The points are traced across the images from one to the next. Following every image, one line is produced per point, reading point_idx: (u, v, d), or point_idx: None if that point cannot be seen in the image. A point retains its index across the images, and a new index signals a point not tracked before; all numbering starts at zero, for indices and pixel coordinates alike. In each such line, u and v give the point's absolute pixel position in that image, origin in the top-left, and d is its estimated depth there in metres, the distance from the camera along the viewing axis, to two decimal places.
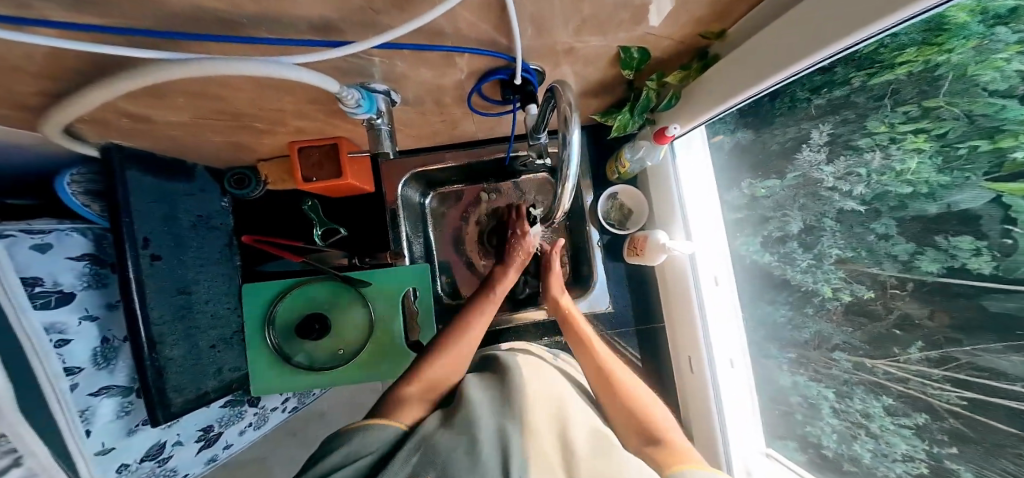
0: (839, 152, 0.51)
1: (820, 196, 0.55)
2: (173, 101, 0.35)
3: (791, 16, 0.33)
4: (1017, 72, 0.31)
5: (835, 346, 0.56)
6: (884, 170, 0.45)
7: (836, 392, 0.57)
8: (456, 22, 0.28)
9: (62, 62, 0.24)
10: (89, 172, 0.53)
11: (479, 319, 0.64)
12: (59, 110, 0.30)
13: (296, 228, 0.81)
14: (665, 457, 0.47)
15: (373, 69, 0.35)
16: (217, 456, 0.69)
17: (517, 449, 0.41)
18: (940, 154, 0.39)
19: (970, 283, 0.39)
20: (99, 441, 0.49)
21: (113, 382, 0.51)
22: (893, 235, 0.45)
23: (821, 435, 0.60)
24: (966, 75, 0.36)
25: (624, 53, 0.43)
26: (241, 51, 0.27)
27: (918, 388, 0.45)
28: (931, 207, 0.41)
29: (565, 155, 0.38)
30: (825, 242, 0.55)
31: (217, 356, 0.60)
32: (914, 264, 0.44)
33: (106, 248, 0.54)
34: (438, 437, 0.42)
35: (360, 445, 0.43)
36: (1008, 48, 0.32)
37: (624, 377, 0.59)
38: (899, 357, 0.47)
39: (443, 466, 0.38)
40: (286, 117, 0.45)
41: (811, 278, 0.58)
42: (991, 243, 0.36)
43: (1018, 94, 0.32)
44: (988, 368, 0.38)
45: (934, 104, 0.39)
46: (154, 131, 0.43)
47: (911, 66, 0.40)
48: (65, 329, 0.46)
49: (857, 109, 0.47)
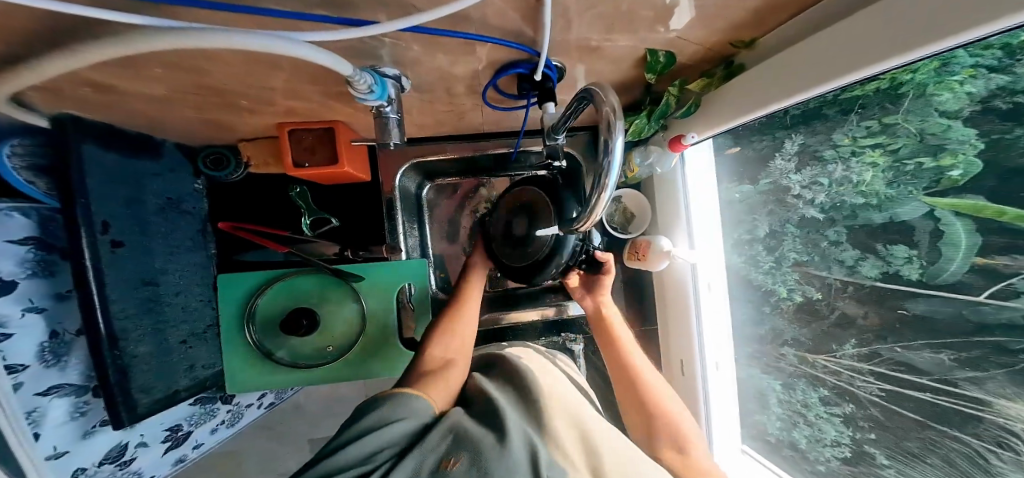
0: (807, 162, 0.53)
1: (787, 203, 0.58)
2: (148, 72, 0.30)
3: (842, 27, 0.30)
4: (966, 94, 0.34)
5: (784, 341, 0.61)
6: (844, 181, 0.48)
7: (782, 384, 0.62)
8: (485, 8, 0.26)
9: (12, 22, 0.19)
10: (32, 144, 0.43)
11: (471, 300, 0.65)
12: (5, 75, 0.24)
13: (280, 214, 0.75)
14: (683, 465, 0.50)
15: (384, 51, 0.32)
16: (186, 457, 0.65)
17: (544, 451, 0.40)
18: (893, 169, 0.42)
19: (902, 287, 0.43)
20: (50, 444, 0.44)
21: (65, 381, 0.46)
22: (842, 241, 0.49)
23: (768, 422, 0.66)
24: (925, 94, 0.37)
25: (650, 56, 0.42)
26: (239, 23, 0.24)
27: (846, 380, 0.51)
28: (878, 217, 0.45)
29: (602, 163, 0.34)
30: (786, 246, 0.59)
31: (189, 352, 0.56)
32: (857, 268, 0.48)
33: (53, 231, 0.47)
34: (468, 429, 0.42)
35: (390, 411, 0.42)
36: (962, 71, 0.32)
37: (649, 378, 0.61)
38: (835, 352, 0.52)
39: (474, 449, 0.38)
40: (279, 97, 0.41)
41: (770, 279, 0.62)
42: (921, 252, 0.40)
43: (963, 116, 0.35)
44: (905, 363, 0.44)
45: (892, 121, 0.41)
46: (122, 103, 0.37)
47: (879, 85, 0.39)
48: (4, 323, 0.40)
49: (828, 121, 0.48)
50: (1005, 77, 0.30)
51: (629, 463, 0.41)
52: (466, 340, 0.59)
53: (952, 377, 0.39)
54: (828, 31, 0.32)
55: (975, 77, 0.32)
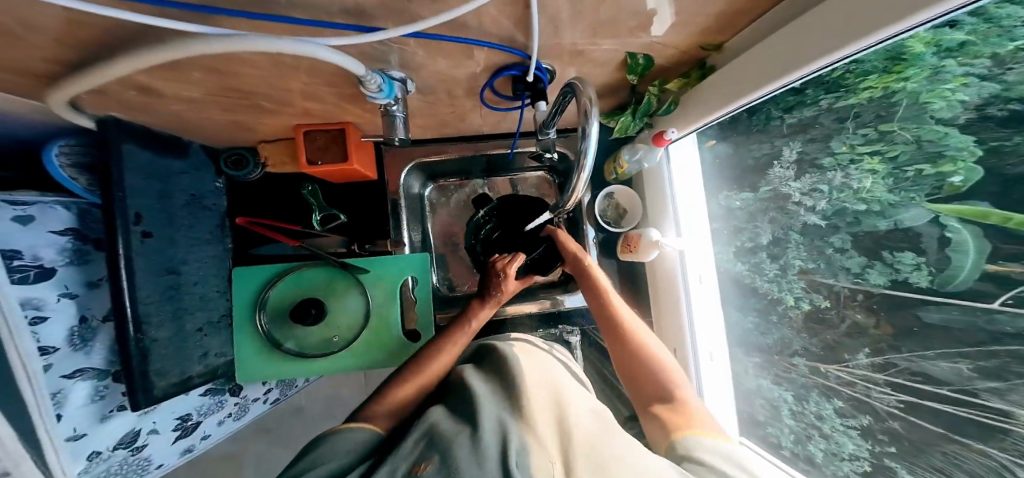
0: (806, 169, 0.56)
1: (788, 210, 0.59)
2: (187, 75, 0.34)
3: (798, 26, 0.34)
4: (960, 102, 0.36)
5: (794, 352, 0.60)
6: (844, 188, 0.50)
7: (794, 395, 0.61)
8: (481, 16, 0.29)
9: (82, 30, 0.23)
10: (78, 145, 0.51)
11: (453, 346, 0.62)
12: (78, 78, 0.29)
13: (293, 211, 0.79)
14: (676, 421, 0.50)
15: (393, 56, 0.36)
16: (193, 447, 0.67)
17: (515, 439, 0.42)
18: (892, 175, 0.44)
19: (912, 295, 0.43)
20: (71, 426, 0.46)
21: (90, 364, 0.49)
22: (848, 248, 0.50)
23: (780, 435, 0.64)
24: (918, 102, 0.40)
25: (630, 59, 0.46)
26: (268, 30, 0.27)
27: (862, 392, 0.50)
28: (882, 224, 0.45)
29: (582, 147, 0.38)
30: (791, 254, 0.60)
31: (204, 341, 0.58)
32: (865, 276, 0.48)
33: (89, 224, 0.51)
34: (442, 426, 0.43)
35: (331, 447, 0.44)
36: (953, 79, 0.36)
37: (645, 338, 0.62)
38: (848, 362, 0.51)
39: (445, 449, 0.39)
40: (297, 99, 0.45)
41: (777, 287, 0.63)
42: (930, 259, 0.40)
43: (958, 123, 0.37)
44: (921, 373, 0.43)
45: (888, 129, 0.44)
46: (156, 105, 0.42)
47: (873, 92, 0.44)
48: (42, 306, 0.43)
49: (824, 128, 0.52)
50: (998, 85, 0.33)
51: (598, 450, 0.41)
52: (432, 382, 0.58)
53: (971, 387, 0.38)
54: (785, 31, 0.36)
55: (966, 85, 0.35)
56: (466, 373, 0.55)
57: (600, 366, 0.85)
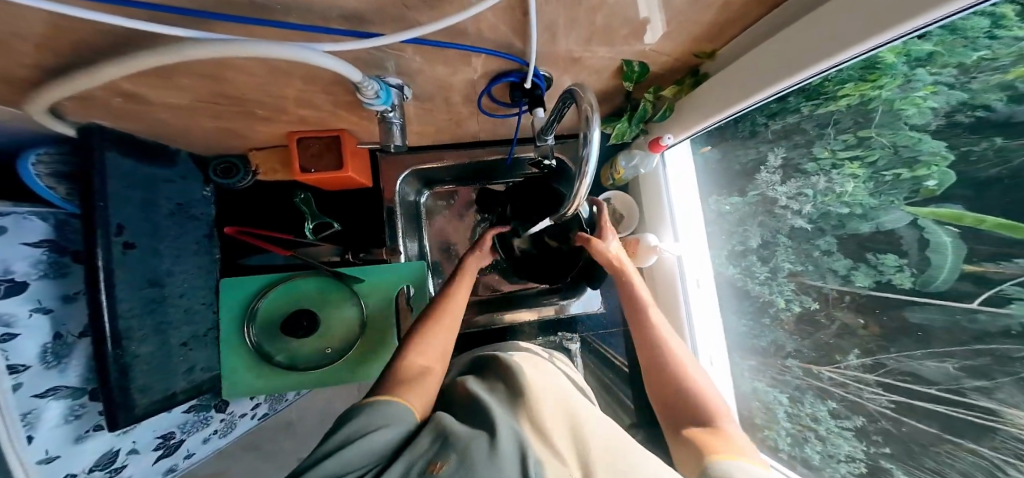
0: (791, 174, 0.57)
1: (776, 214, 0.60)
2: (178, 81, 0.33)
3: (790, 34, 0.35)
4: (931, 109, 0.38)
5: (788, 353, 0.60)
6: (828, 192, 0.51)
7: (789, 397, 0.61)
8: (479, 23, 0.29)
9: (67, 36, 0.22)
10: (58, 153, 0.50)
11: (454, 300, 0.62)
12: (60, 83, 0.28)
13: (284, 220, 0.78)
14: (708, 447, 0.44)
15: (389, 63, 0.36)
16: (177, 466, 0.63)
17: (532, 447, 0.40)
18: (872, 180, 0.45)
19: (899, 296, 0.43)
20: (42, 448, 0.43)
21: (63, 383, 0.46)
22: (834, 250, 0.51)
23: (777, 438, 0.64)
24: (892, 109, 0.41)
25: (625, 66, 0.47)
26: (262, 36, 0.27)
27: (854, 392, 0.50)
28: (865, 227, 0.46)
29: (583, 154, 0.38)
30: (779, 257, 0.60)
31: (188, 355, 0.56)
32: (851, 278, 0.48)
33: (67, 235, 0.49)
34: (455, 428, 0.41)
35: (365, 423, 0.41)
36: (924, 87, 0.37)
37: (674, 347, 0.59)
38: (840, 363, 0.51)
39: (463, 451, 0.37)
40: (291, 106, 0.44)
41: (768, 289, 0.63)
42: (911, 260, 0.41)
43: (930, 129, 0.38)
44: (912, 373, 0.43)
45: (866, 135, 0.45)
46: (144, 112, 0.40)
47: (850, 99, 0.45)
48: (12, 322, 0.41)
49: (806, 134, 0.53)
50: (964, 93, 0.35)
51: (622, 458, 0.39)
52: (445, 347, 0.56)
53: (960, 387, 0.38)
54: (779, 39, 0.37)
55: (936, 93, 0.37)
56: (468, 384, 0.54)
57: (600, 373, 0.84)
